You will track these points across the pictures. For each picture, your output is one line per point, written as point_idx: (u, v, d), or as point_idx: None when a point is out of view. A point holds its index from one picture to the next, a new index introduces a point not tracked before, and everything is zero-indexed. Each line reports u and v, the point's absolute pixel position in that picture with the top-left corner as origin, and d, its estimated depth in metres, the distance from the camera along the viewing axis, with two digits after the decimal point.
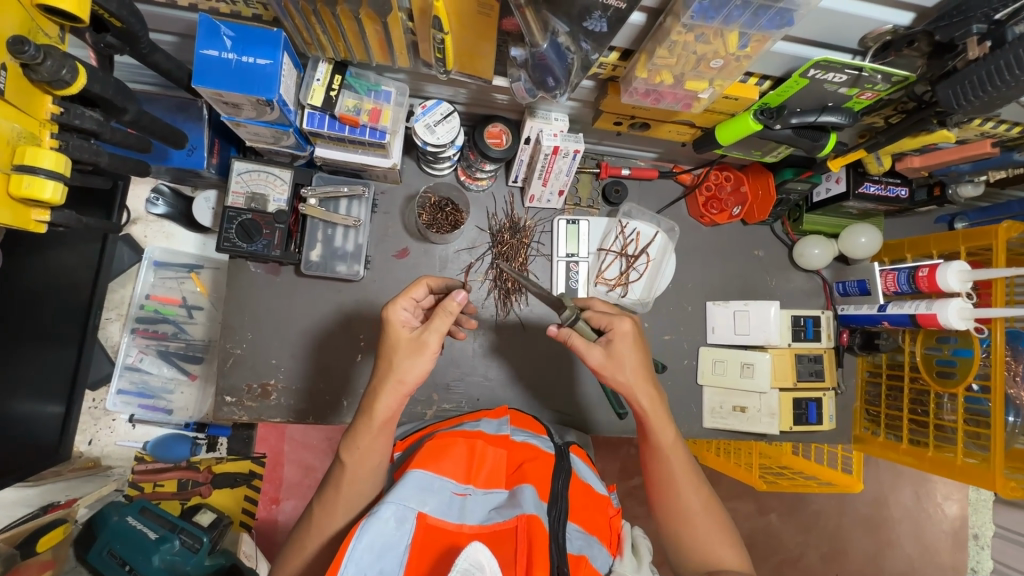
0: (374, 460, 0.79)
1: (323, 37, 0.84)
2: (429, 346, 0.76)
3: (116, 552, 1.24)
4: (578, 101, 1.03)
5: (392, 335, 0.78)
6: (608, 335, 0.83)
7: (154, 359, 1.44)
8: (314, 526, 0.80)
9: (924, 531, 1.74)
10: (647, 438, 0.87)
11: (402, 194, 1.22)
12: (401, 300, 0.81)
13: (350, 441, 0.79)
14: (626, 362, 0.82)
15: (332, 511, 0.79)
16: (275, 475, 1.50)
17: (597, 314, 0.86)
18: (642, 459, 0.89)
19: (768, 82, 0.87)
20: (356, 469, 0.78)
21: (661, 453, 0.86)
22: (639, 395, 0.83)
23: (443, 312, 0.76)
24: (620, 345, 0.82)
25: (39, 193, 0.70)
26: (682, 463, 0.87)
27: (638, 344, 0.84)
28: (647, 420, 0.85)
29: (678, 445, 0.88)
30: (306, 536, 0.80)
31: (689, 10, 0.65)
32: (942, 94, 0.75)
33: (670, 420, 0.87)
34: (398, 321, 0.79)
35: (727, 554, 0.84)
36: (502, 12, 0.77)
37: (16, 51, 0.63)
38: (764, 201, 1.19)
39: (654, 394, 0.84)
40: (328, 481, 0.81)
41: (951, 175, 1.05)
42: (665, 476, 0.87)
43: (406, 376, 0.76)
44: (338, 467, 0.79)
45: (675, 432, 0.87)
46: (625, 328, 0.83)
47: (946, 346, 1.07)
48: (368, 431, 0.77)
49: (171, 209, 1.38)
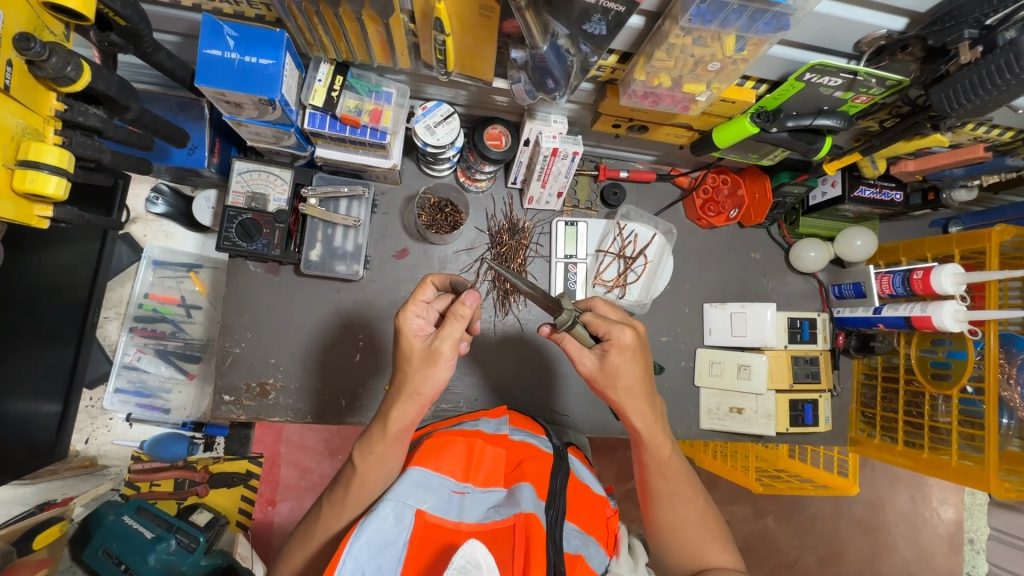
0: (387, 467, 0.79)
1: (326, 37, 0.85)
2: (444, 353, 0.74)
3: (112, 551, 1.24)
4: (577, 103, 1.04)
5: (405, 346, 0.77)
6: (604, 346, 0.80)
7: (152, 358, 1.43)
8: (321, 524, 0.80)
9: (920, 535, 1.75)
10: (640, 453, 0.87)
11: (402, 194, 1.23)
12: (411, 307, 0.80)
13: (364, 445, 0.79)
14: (619, 376, 0.80)
15: (340, 512, 0.79)
16: (272, 476, 1.49)
17: (597, 318, 0.82)
18: (637, 471, 0.90)
19: (763, 86, 0.88)
20: (366, 473, 0.78)
21: (655, 467, 0.87)
22: (630, 411, 0.83)
23: (454, 318, 0.73)
24: (615, 358, 0.79)
25: (42, 188, 0.71)
26: (677, 475, 0.87)
27: (638, 356, 0.80)
28: (640, 436, 0.85)
29: (673, 457, 0.88)
30: (311, 537, 0.80)
31: (687, 13, 0.66)
32: (936, 98, 0.76)
33: (665, 435, 0.86)
34: (411, 330, 0.78)
35: (718, 558, 0.85)
36: (503, 15, 0.77)
37: (23, 47, 0.64)
38: (761, 204, 1.22)
39: (647, 412, 0.83)
40: (339, 480, 0.81)
41: (945, 179, 1.06)
42: (658, 489, 0.88)
43: (421, 388, 0.75)
44: (349, 469, 0.80)
45: (670, 446, 0.87)
46: (625, 340, 0.79)
47: (941, 348, 1.07)
48: (383, 440, 0.77)
49: (171, 208, 1.39)
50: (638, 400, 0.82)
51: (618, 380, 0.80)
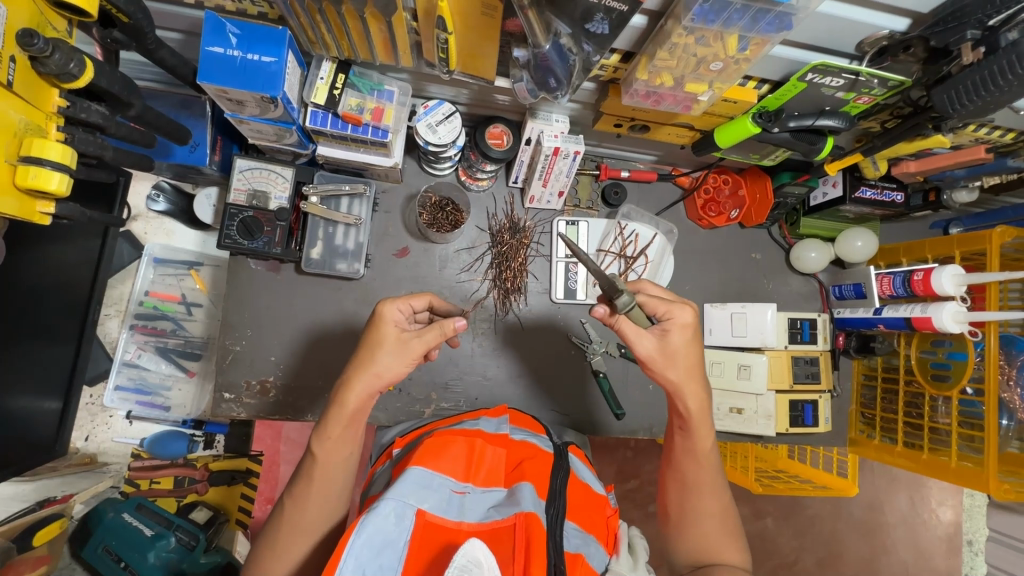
0: (346, 451, 0.79)
1: (328, 36, 0.85)
2: (413, 352, 0.77)
3: (112, 548, 1.29)
4: (579, 103, 1.04)
5: (380, 332, 0.77)
6: (665, 327, 0.82)
7: (153, 355, 1.43)
8: (285, 522, 0.77)
9: (919, 537, 1.75)
10: (684, 438, 0.88)
11: (403, 193, 1.23)
12: (397, 301, 0.80)
13: (320, 432, 0.78)
14: (678, 356, 0.82)
15: (303, 504, 0.77)
16: (272, 475, 1.48)
17: (654, 298, 0.83)
18: (672, 456, 0.90)
19: (766, 86, 0.88)
20: (328, 460, 0.78)
21: (694, 454, 0.87)
22: (685, 394, 0.83)
23: (439, 330, 0.78)
24: (676, 337, 0.81)
25: (45, 184, 0.71)
26: (711, 467, 0.88)
27: (693, 337, 0.83)
28: (689, 421, 0.86)
29: (712, 447, 0.88)
30: (277, 537, 0.77)
31: (690, 12, 0.66)
32: (937, 99, 0.76)
33: (711, 424, 0.87)
34: (391, 320, 0.78)
35: (731, 556, 0.85)
36: (506, 14, 0.77)
37: (25, 44, 0.64)
38: (761, 204, 1.22)
39: (701, 396, 0.84)
40: (299, 473, 0.79)
41: (947, 179, 1.07)
42: (689, 477, 0.88)
43: (384, 372, 0.76)
44: (308, 459, 0.78)
45: (711, 440, 0.88)
46: (685, 320, 0.82)
47: (941, 349, 1.07)
48: (338, 421, 0.77)
49: (172, 206, 1.39)
50: (696, 385, 0.83)
51: (677, 361, 0.82)
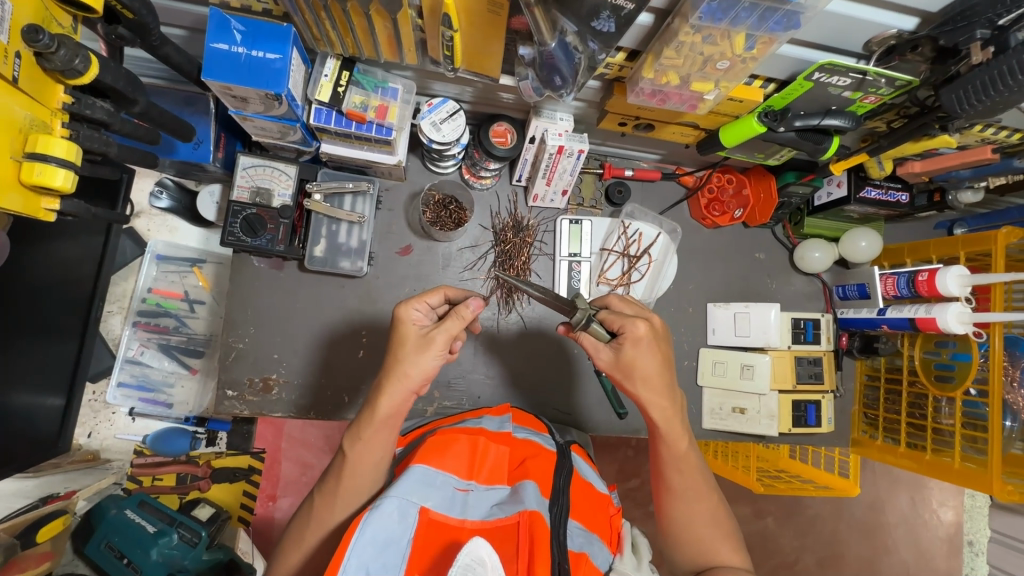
0: (376, 456, 0.78)
1: (333, 31, 0.85)
2: (436, 344, 0.77)
3: (114, 545, 1.27)
4: (583, 102, 1.04)
5: (401, 332, 0.78)
6: (619, 340, 0.81)
7: (155, 352, 1.43)
8: (312, 520, 0.78)
9: (920, 538, 1.75)
10: (659, 447, 0.87)
11: (407, 191, 1.23)
12: (413, 301, 0.81)
13: (353, 433, 0.78)
14: (637, 367, 0.80)
15: (331, 505, 0.77)
16: (273, 472, 1.48)
17: (612, 314, 0.82)
18: (653, 464, 0.90)
19: (772, 85, 0.88)
20: (359, 463, 0.77)
21: (671, 461, 0.87)
22: (648, 405, 0.83)
23: (456, 317, 0.78)
24: (631, 351, 0.79)
25: (50, 180, 0.71)
26: (694, 471, 0.87)
27: (653, 346, 0.80)
28: (658, 430, 0.85)
29: (691, 451, 0.88)
30: (305, 531, 0.78)
31: (698, 10, 0.66)
32: (946, 98, 0.75)
33: (683, 428, 0.86)
34: (410, 319, 0.79)
35: (730, 558, 0.84)
36: (511, 12, 0.77)
37: (31, 40, 0.64)
38: (766, 204, 1.20)
39: (666, 405, 0.83)
40: (329, 472, 0.79)
41: (952, 180, 1.06)
42: (671, 483, 0.88)
43: (411, 370, 0.76)
44: (339, 460, 0.78)
45: (687, 441, 0.87)
46: (638, 332, 0.79)
47: (945, 350, 1.07)
48: (372, 425, 0.77)
49: (175, 203, 1.39)
50: (658, 394, 0.82)
51: (636, 372, 0.80)
